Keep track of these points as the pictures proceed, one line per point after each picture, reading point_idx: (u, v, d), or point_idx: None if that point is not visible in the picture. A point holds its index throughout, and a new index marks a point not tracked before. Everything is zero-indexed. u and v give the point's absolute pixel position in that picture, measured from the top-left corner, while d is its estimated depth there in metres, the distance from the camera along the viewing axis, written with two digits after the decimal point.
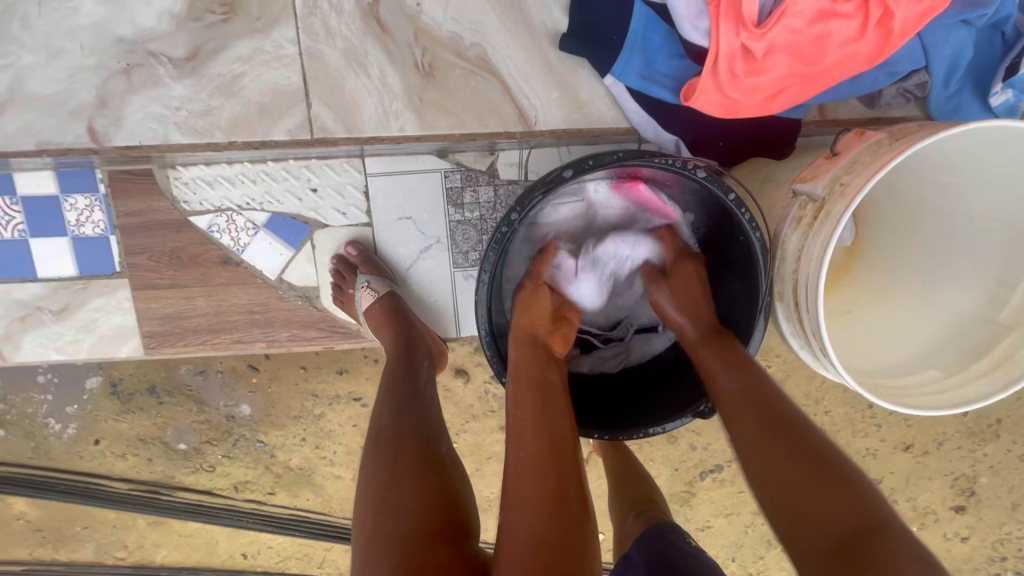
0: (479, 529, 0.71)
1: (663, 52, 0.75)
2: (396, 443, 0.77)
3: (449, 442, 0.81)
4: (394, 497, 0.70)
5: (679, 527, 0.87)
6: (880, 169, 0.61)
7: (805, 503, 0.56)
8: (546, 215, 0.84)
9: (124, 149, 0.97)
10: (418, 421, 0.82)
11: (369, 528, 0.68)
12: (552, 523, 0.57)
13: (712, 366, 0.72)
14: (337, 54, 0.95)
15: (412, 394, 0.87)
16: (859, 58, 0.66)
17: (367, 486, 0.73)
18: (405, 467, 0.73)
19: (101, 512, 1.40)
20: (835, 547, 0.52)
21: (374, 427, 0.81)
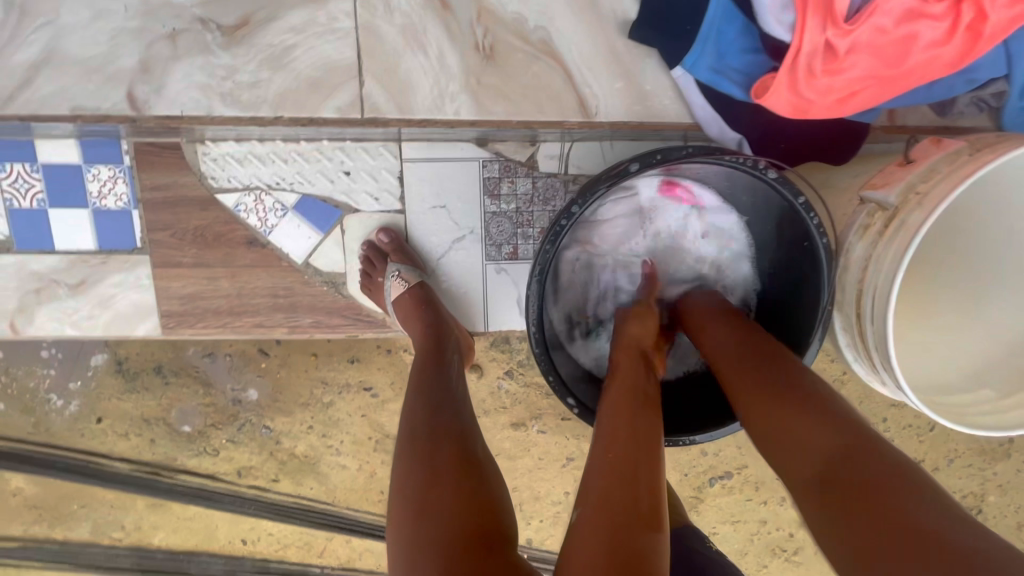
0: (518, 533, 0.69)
1: (737, 45, 0.72)
2: (433, 443, 0.75)
3: (483, 440, 0.78)
4: (433, 500, 0.68)
5: (699, 532, 0.93)
6: (964, 180, 0.58)
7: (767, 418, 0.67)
8: (600, 215, 0.81)
9: (163, 119, 0.94)
10: (451, 420, 0.79)
11: (409, 532, 0.66)
12: (627, 536, 0.55)
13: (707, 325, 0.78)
14: (394, 30, 0.92)
15: (443, 390, 0.84)
16: (940, 63, 0.64)
17: (404, 487, 0.71)
18: (443, 469, 0.71)
19: (99, 493, 1.36)
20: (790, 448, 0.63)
21: (406, 425, 0.79)
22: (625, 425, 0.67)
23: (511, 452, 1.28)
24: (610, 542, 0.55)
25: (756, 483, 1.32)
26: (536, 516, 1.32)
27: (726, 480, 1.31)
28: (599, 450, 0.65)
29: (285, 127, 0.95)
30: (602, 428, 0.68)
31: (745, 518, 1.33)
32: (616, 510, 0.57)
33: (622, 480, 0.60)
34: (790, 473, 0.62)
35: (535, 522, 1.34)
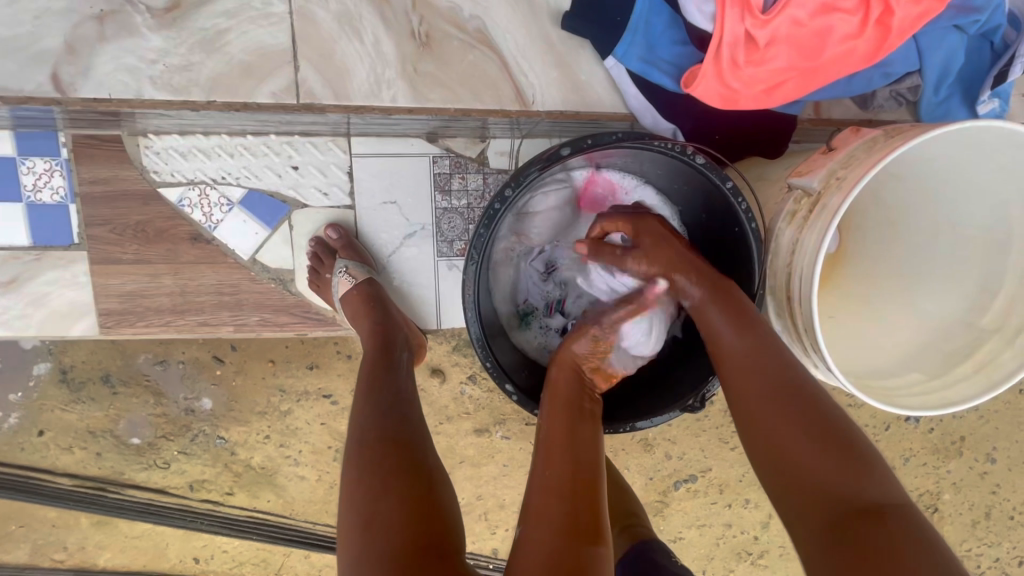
0: (466, 536, 0.69)
1: (666, 37, 0.77)
2: (381, 448, 0.73)
3: (432, 445, 0.77)
4: (382, 511, 0.66)
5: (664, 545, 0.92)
6: (878, 163, 0.61)
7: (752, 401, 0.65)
8: (533, 204, 0.82)
9: (90, 101, 0.90)
10: (400, 424, 0.77)
11: (358, 546, 0.65)
12: (574, 547, 0.57)
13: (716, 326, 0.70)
14: (330, 16, 0.90)
15: (393, 393, 0.82)
16: (856, 55, 0.67)
17: (353, 499, 0.69)
18: (391, 477, 0.69)
19: (40, 510, 1.29)
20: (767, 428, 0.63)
21: (354, 432, 0.76)
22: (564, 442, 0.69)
23: (475, 458, 1.26)
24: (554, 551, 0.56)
25: (721, 486, 1.31)
26: (501, 524, 1.30)
27: (691, 483, 1.30)
28: (539, 463, 0.67)
29: (232, 117, 0.93)
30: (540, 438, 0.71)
31: (710, 523, 1.33)
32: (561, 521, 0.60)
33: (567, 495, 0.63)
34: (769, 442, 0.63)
35: (500, 530, 1.32)
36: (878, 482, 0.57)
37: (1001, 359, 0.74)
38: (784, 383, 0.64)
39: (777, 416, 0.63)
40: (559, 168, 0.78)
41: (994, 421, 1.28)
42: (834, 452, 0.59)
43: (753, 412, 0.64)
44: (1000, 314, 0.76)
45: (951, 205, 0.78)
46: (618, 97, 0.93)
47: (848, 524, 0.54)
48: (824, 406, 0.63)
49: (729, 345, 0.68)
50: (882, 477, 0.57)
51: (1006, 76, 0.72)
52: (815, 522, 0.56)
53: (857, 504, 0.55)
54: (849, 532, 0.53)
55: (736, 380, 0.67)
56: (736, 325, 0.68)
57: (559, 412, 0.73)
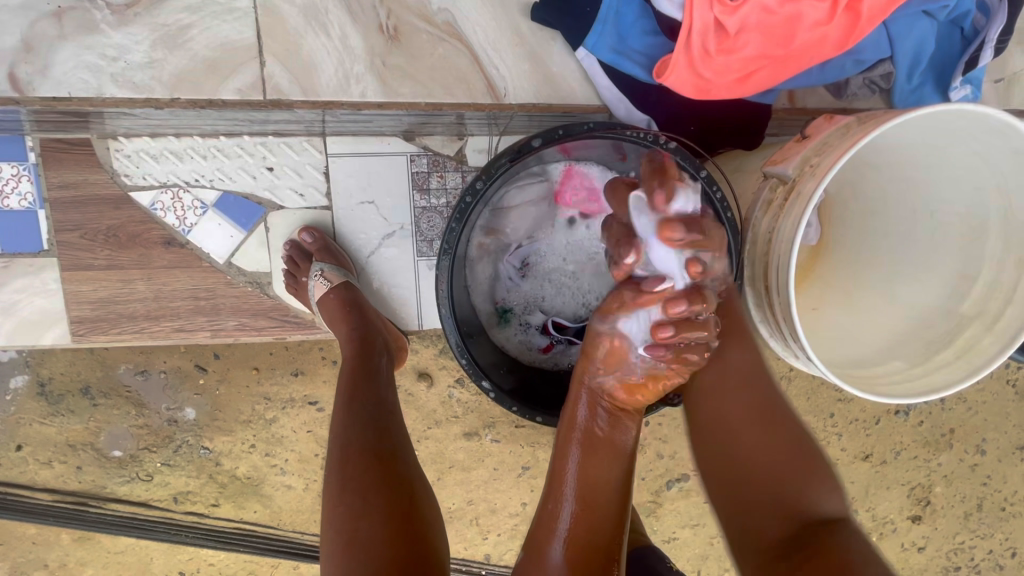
0: (449, 552, 0.67)
1: (637, 27, 0.78)
2: (361, 462, 0.71)
3: (414, 456, 0.75)
4: (363, 529, 0.64)
5: (659, 551, 0.92)
6: (851, 148, 0.60)
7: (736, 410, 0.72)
8: (510, 199, 0.81)
9: (51, 101, 0.88)
10: (381, 435, 0.75)
11: (339, 565, 0.63)
12: None
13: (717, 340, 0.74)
14: (296, 11, 0.89)
15: (374, 403, 0.80)
16: (828, 43, 0.68)
17: (333, 516, 0.67)
18: (372, 493, 0.67)
19: (19, 527, 1.26)
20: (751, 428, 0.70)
21: (333, 444, 0.74)
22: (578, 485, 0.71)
23: (465, 463, 1.24)
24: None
25: None
26: (493, 529, 1.28)
27: (684, 483, 1.29)
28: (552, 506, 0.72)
29: (201, 117, 0.91)
30: (551, 477, 0.73)
31: (704, 522, 1.31)
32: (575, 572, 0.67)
33: (582, 552, 0.68)
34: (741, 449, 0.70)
35: (492, 536, 1.30)
36: (829, 496, 0.64)
37: (982, 345, 0.73)
38: (755, 410, 0.71)
39: (748, 437, 0.70)
40: (535, 161, 0.77)
41: (983, 412, 1.27)
42: (791, 470, 0.67)
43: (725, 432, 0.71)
44: (980, 301, 0.74)
45: (925, 192, 0.78)
46: (591, 89, 0.93)
47: (797, 532, 0.61)
48: (791, 429, 0.70)
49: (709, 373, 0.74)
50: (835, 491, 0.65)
51: (977, 62, 0.73)
52: (768, 529, 0.64)
53: (810, 519, 0.62)
54: (795, 541, 0.60)
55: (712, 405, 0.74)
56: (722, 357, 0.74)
57: (579, 455, 0.72)
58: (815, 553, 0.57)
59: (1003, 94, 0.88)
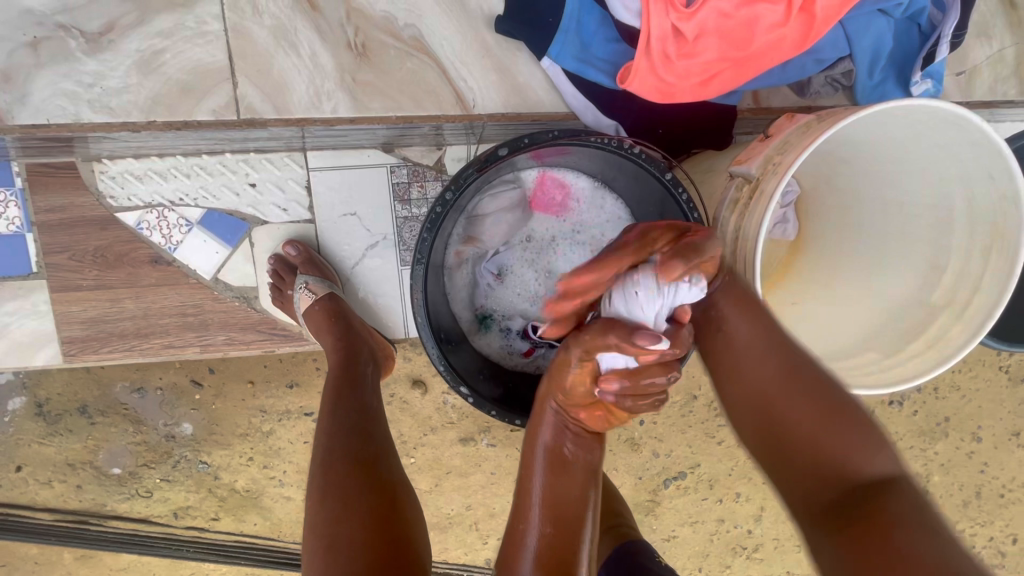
0: (430, 557, 0.69)
1: (600, 36, 0.81)
2: (344, 467, 0.72)
3: (397, 462, 0.77)
4: (344, 533, 0.65)
5: (646, 545, 0.93)
6: (809, 146, 0.62)
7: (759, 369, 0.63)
8: (484, 207, 0.83)
9: (30, 128, 0.90)
10: (365, 441, 0.76)
11: (319, 568, 0.64)
12: None
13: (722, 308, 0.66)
14: (266, 32, 0.91)
15: (358, 410, 0.81)
16: (786, 44, 0.70)
17: (314, 520, 0.68)
18: (354, 497, 0.68)
19: (22, 548, 1.28)
20: (784, 380, 0.62)
21: (317, 451, 0.76)
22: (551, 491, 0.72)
23: (462, 468, 1.25)
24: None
25: (711, 481, 1.30)
26: (492, 533, 1.29)
27: (681, 480, 1.29)
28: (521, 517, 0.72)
29: (179, 137, 0.93)
30: (521, 490, 0.74)
31: (702, 519, 1.32)
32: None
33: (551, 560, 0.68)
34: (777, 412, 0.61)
35: (492, 540, 1.31)
36: (880, 456, 0.56)
37: (950, 337, 0.74)
38: (803, 369, 0.62)
39: (789, 400, 0.61)
40: (507, 169, 0.79)
41: (977, 399, 1.28)
42: (842, 430, 0.58)
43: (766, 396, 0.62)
44: (950, 289, 0.76)
45: (891, 184, 0.79)
46: (558, 97, 0.95)
47: (842, 500, 0.54)
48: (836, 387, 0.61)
49: (740, 335, 0.65)
50: (890, 454, 0.57)
51: (934, 57, 0.75)
52: (811, 495, 0.57)
53: (859, 487, 0.55)
54: (846, 509, 0.53)
55: (742, 365, 0.65)
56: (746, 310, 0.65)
57: (539, 472, 0.72)
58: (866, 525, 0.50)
59: (966, 85, 0.90)
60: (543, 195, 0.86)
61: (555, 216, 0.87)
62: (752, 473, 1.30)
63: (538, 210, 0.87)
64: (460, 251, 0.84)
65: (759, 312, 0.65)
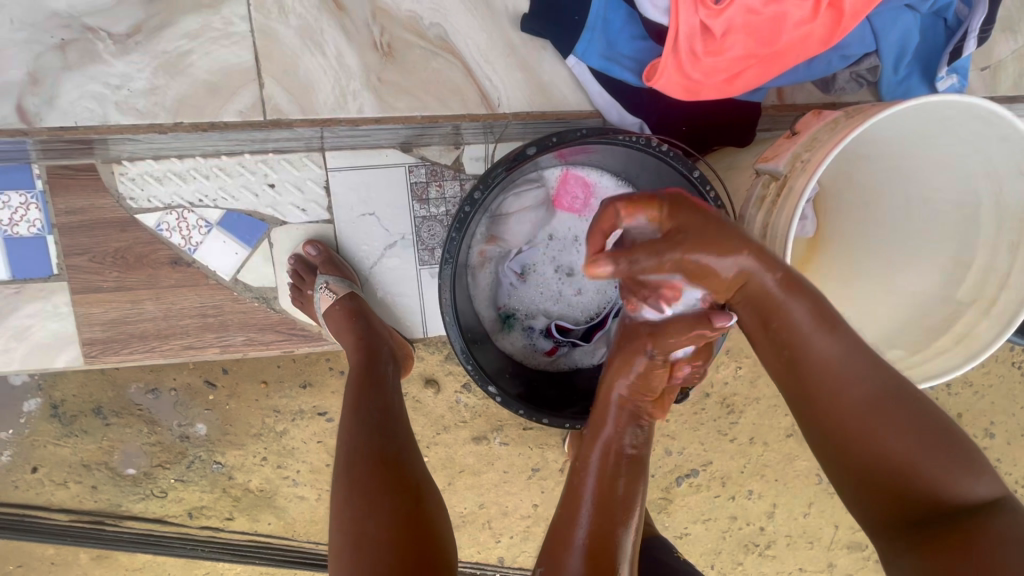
0: (456, 552, 0.70)
1: (625, 33, 0.81)
2: (368, 464, 0.72)
3: (420, 457, 0.77)
4: (370, 530, 0.66)
5: (667, 543, 0.93)
6: (839, 143, 0.61)
7: (848, 392, 0.61)
8: (508, 206, 0.83)
9: (58, 130, 0.90)
10: (388, 438, 0.77)
11: (348, 564, 0.65)
12: None
13: (799, 323, 0.62)
14: (291, 32, 0.91)
15: (380, 407, 0.81)
16: (814, 39, 0.70)
17: (341, 516, 0.69)
18: (379, 494, 0.69)
19: (38, 548, 1.28)
20: (876, 402, 0.60)
21: (340, 448, 0.76)
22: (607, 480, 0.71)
23: (475, 467, 1.25)
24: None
25: (723, 478, 1.30)
26: (505, 532, 1.29)
27: (693, 477, 1.29)
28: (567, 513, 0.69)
29: (202, 138, 0.93)
30: (572, 479, 0.74)
31: (715, 516, 1.32)
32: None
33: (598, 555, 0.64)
34: (864, 436, 0.60)
35: (505, 538, 1.31)
36: (977, 474, 0.57)
37: (977, 332, 0.74)
38: (891, 387, 0.60)
39: (885, 424, 0.59)
40: (531, 168, 0.79)
41: (990, 396, 1.28)
42: (940, 452, 0.58)
43: (856, 416, 0.60)
44: (977, 286, 0.76)
45: (915, 180, 0.79)
46: (582, 95, 0.94)
47: (937, 523, 0.56)
48: (925, 402, 0.60)
49: (820, 351, 0.62)
50: (986, 469, 0.57)
51: (961, 52, 0.74)
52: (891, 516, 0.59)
53: (956, 504, 0.56)
54: (945, 525, 0.55)
55: (830, 387, 0.62)
56: (825, 328, 0.62)
57: (588, 470, 0.72)
58: (958, 550, 0.53)
59: (991, 81, 0.89)
60: (567, 194, 0.86)
61: (578, 215, 0.87)
62: (764, 471, 1.30)
63: (560, 208, 0.87)
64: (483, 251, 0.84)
65: (833, 326, 0.62)
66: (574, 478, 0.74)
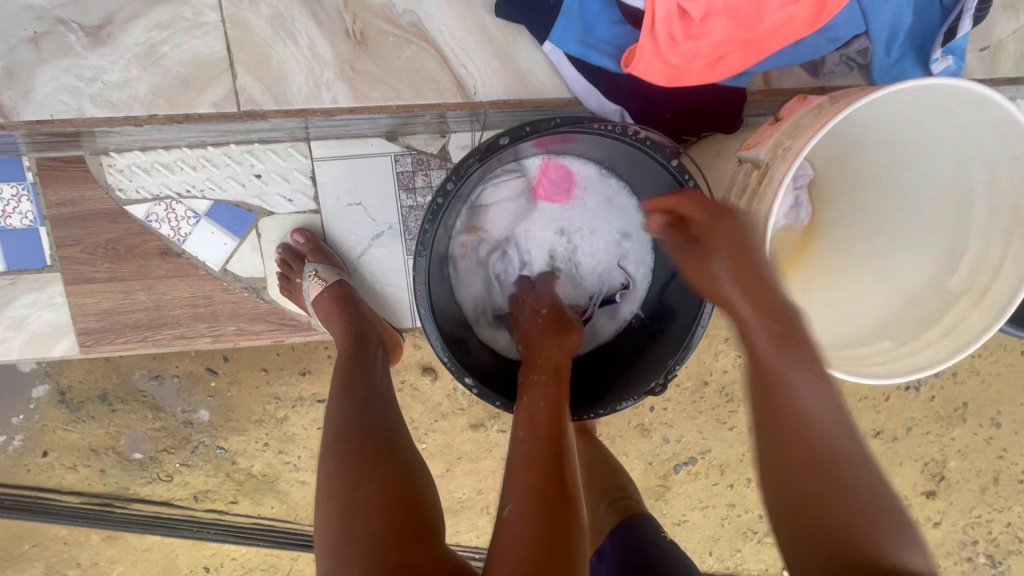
0: (445, 526, 0.69)
1: (603, 18, 0.78)
2: (359, 438, 0.74)
3: (409, 436, 0.78)
4: (360, 499, 0.66)
5: (654, 522, 0.91)
6: (821, 129, 0.59)
7: (790, 426, 0.56)
8: (488, 195, 0.82)
9: (35, 124, 0.91)
10: (378, 417, 0.78)
11: (336, 533, 0.65)
12: (551, 517, 0.60)
13: (761, 343, 0.59)
14: (263, 21, 0.90)
15: (370, 388, 0.83)
16: (797, 21, 0.67)
17: (330, 489, 0.69)
18: (370, 467, 0.70)
19: (51, 529, 1.33)
20: (818, 442, 0.55)
21: (332, 426, 0.77)
22: (554, 411, 0.72)
23: (473, 453, 1.26)
24: (550, 534, 0.58)
25: (721, 467, 1.30)
26: None
27: (691, 465, 1.29)
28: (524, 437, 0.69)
29: (183, 129, 0.93)
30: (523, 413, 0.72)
31: (713, 503, 1.32)
32: (550, 504, 0.61)
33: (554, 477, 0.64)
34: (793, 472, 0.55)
35: None
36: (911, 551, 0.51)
37: (967, 324, 0.73)
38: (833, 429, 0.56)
39: (825, 465, 0.54)
40: (510, 156, 0.77)
41: (996, 384, 1.25)
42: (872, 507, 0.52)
43: (809, 452, 0.55)
44: (968, 277, 0.74)
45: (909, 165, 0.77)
46: (561, 82, 0.92)
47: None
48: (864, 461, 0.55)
49: (770, 371, 0.58)
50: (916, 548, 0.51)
51: (955, 32, 0.72)
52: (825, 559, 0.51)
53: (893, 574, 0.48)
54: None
55: (787, 420, 0.57)
56: (788, 345, 0.58)
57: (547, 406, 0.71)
58: None
59: (989, 62, 0.86)
60: (551, 182, 0.84)
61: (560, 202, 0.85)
62: None
63: (540, 197, 0.85)
64: (463, 239, 0.84)
65: (801, 346, 0.58)
66: (538, 414, 0.71)
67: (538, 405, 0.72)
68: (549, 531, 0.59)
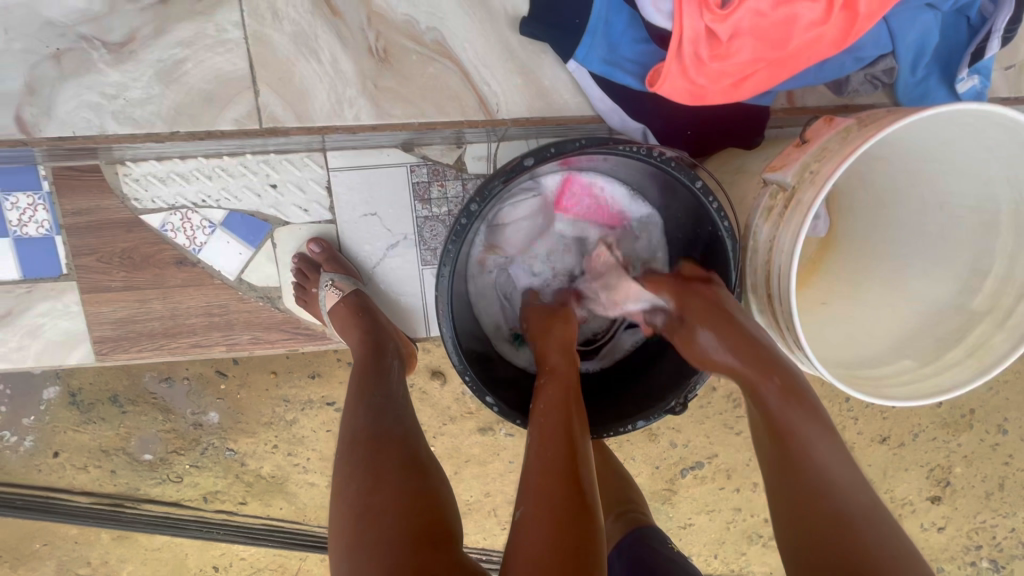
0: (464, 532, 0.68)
1: (628, 36, 0.79)
2: (376, 444, 0.73)
3: (426, 442, 0.77)
4: (376, 504, 0.66)
5: (662, 534, 0.91)
6: (850, 155, 0.59)
7: (791, 477, 0.61)
8: (505, 213, 0.82)
9: (56, 141, 0.91)
10: (393, 424, 0.78)
11: (352, 538, 0.64)
12: (569, 525, 0.58)
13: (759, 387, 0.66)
14: (286, 39, 0.90)
15: (386, 396, 0.82)
16: (825, 41, 0.67)
17: (346, 494, 0.69)
18: (387, 473, 0.69)
19: (61, 528, 1.34)
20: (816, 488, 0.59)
21: (348, 432, 0.77)
22: (559, 420, 0.70)
23: (481, 456, 1.26)
24: (558, 540, 0.57)
25: (728, 471, 1.30)
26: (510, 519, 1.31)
27: (698, 469, 1.29)
28: (534, 448, 0.67)
29: (201, 142, 0.93)
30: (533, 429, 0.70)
31: (719, 507, 1.32)
32: (567, 512, 0.60)
33: (573, 484, 0.63)
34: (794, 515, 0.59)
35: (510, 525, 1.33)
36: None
37: (993, 343, 0.72)
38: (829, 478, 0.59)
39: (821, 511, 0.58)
40: (529, 176, 0.78)
41: (1004, 391, 1.25)
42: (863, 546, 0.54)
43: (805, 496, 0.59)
44: (993, 294, 0.73)
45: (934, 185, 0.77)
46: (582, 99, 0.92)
47: None
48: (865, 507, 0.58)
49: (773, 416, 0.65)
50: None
51: (983, 53, 0.72)
52: None
53: None
54: None
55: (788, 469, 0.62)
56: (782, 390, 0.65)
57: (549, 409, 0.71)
58: None
59: (1015, 81, 0.85)
60: (562, 200, 0.84)
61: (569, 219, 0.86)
62: None
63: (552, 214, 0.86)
64: (480, 256, 0.84)
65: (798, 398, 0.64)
66: (547, 428, 0.69)
67: (541, 408, 0.72)
68: (563, 537, 0.57)
